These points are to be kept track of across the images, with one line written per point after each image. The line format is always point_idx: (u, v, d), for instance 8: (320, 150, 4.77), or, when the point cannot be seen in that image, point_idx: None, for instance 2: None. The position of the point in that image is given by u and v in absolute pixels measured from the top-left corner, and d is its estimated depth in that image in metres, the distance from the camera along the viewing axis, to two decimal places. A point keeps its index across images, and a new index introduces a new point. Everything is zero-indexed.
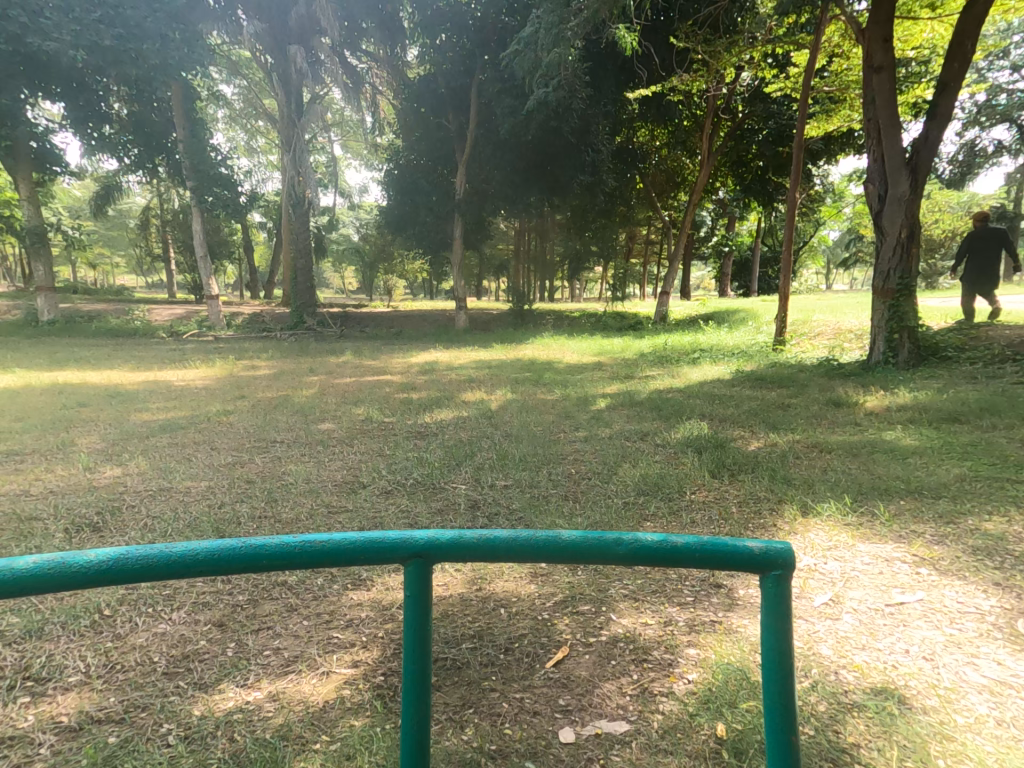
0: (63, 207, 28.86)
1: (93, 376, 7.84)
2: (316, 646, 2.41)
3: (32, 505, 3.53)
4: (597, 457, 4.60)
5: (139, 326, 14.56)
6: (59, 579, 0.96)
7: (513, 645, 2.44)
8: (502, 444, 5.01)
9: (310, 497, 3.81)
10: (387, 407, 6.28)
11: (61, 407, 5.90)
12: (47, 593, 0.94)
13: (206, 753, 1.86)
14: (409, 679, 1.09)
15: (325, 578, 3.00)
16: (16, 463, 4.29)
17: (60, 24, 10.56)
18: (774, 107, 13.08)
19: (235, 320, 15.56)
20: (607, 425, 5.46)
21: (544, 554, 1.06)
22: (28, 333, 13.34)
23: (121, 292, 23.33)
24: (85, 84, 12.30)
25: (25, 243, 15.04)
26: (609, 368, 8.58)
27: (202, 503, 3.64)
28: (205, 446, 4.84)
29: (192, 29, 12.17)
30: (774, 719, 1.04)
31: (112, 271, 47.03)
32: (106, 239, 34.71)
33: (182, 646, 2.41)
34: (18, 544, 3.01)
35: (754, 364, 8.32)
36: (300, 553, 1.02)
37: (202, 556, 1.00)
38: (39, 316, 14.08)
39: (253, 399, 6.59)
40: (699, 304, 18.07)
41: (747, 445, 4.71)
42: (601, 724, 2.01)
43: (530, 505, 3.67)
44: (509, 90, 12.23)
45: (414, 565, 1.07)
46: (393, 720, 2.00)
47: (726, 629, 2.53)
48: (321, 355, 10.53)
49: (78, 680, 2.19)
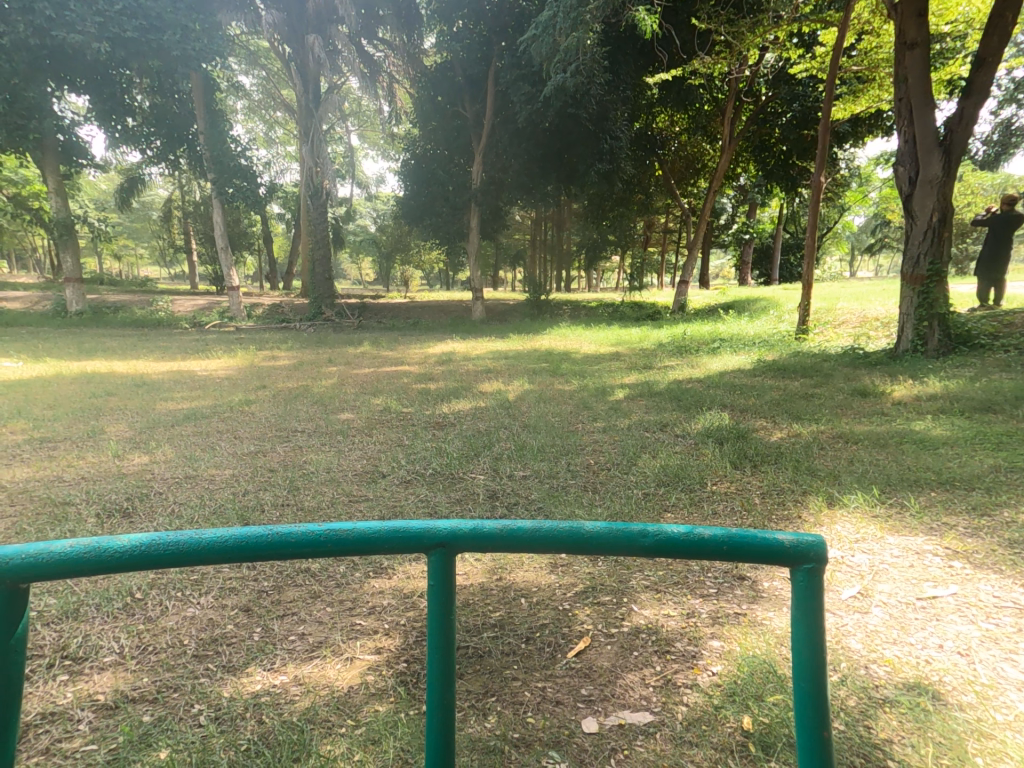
0: (92, 201, 29.57)
1: (119, 366, 7.95)
2: (339, 633, 2.44)
3: (65, 491, 3.61)
4: (616, 447, 4.60)
5: (163, 316, 14.78)
6: (92, 564, 0.97)
7: (534, 635, 2.45)
8: (519, 435, 5.01)
9: (331, 486, 3.88)
10: (405, 398, 6.31)
11: (90, 396, 6.01)
12: (76, 576, 0.96)
13: (236, 734, 1.91)
14: (433, 672, 1.08)
15: (347, 566, 3.05)
16: (49, 449, 4.41)
17: (84, 17, 10.81)
18: (799, 88, 12.67)
19: (256, 312, 15.75)
20: (626, 416, 5.44)
21: (567, 546, 1.05)
22: (57, 324, 13.65)
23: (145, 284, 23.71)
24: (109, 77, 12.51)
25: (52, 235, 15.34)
26: (627, 359, 8.45)
27: (226, 491, 3.72)
28: (228, 435, 4.90)
29: (211, 19, 12.22)
30: (805, 716, 1.02)
31: (137, 265, 48.61)
32: (132, 231, 35.32)
33: (211, 629, 2.46)
34: (52, 528, 3.09)
35: (776, 354, 8.12)
36: (325, 542, 1.04)
37: (230, 544, 1.00)
38: (68, 307, 14.41)
39: (274, 389, 6.64)
40: (718, 294, 17.73)
41: (770, 435, 4.64)
42: (624, 715, 2.00)
43: (549, 496, 3.70)
44: (526, 77, 12.04)
45: (437, 555, 1.07)
46: (417, 707, 2.03)
47: (751, 622, 2.50)
48: (339, 345, 10.59)
49: (113, 660, 2.26)
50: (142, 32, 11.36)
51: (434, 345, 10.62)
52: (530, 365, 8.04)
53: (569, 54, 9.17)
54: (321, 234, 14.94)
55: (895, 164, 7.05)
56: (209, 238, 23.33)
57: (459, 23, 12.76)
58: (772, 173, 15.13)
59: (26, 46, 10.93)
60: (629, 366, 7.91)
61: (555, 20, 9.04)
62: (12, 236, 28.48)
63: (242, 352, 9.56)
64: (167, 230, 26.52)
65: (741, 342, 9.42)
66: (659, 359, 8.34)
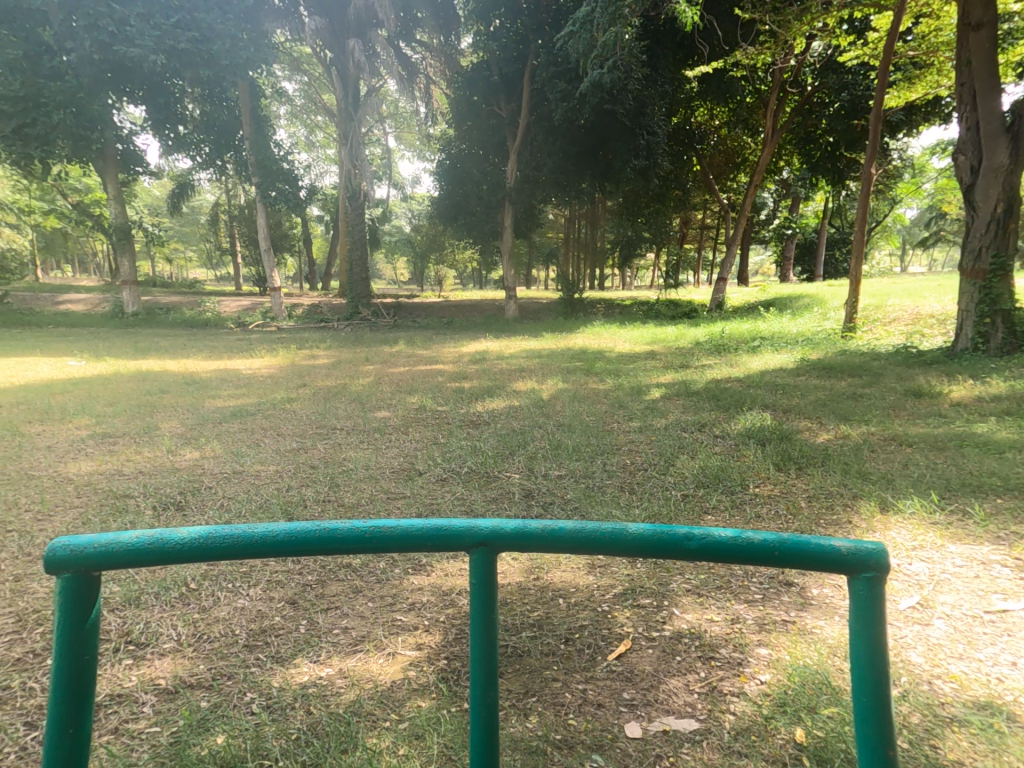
0: (145, 207, 30.98)
1: (172, 365, 8.31)
2: (381, 628, 2.48)
3: (124, 484, 3.80)
4: (652, 447, 4.52)
5: (210, 316, 15.38)
6: (154, 555, 1.01)
7: (573, 636, 2.43)
8: (554, 434, 4.98)
9: (369, 483, 3.95)
10: (440, 396, 6.35)
11: (145, 394, 6.29)
12: (140, 567, 1.00)
13: (286, 723, 1.96)
14: (477, 670, 1.08)
15: (387, 562, 3.09)
16: (110, 443, 4.64)
17: (142, 31, 11.36)
18: (848, 77, 12.14)
19: (297, 312, 16.15)
20: (662, 415, 5.33)
21: (610, 547, 1.04)
22: (117, 325, 14.36)
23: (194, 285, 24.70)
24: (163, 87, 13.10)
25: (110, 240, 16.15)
26: (663, 358, 8.28)
27: (271, 486, 3.84)
28: (271, 432, 5.05)
29: (259, 28, 12.67)
30: (867, 729, 0.96)
31: (186, 267, 50.62)
32: (182, 235, 36.92)
33: (260, 620, 2.54)
34: (114, 519, 3.26)
35: (822, 353, 7.81)
36: (369, 538, 1.05)
37: (282, 537, 1.03)
38: (125, 308, 15.10)
39: (314, 387, 6.81)
40: (758, 290, 17.22)
41: (815, 437, 4.46)
42: (668, 722, 1.96)
43: (585, 496, 3.67)
44: (563, 74, 11.95)
45: (479, 554, 1.08)
46: (457, 704, 2.05)
47: (800, 630, 2.41)
48: (376, 345, 10.78)
49: (172, 646, 2.36)
50: (195, 43, 11.84)
51: (467, 344, 10.68)
52: (564, 364, 7.98)
53: (607, 49, 9.06)
54: (358, 235, 15.23)
55: (955, 153, 6.69)
56: (253, 241, 24.12)
57: (496, 23, 12.74)
58: (818, 166, 14.59)
59: (91, 61, 11.66)
60: (665, 365, 7.76)
61: (594, 14, 8.93)
62: (75, 242, 30.22)
63: (284, 351, 9.84)
64: (214, 234, 27.57)
65: (783, 341, 9.11)
66: (696, 358, 8.16)
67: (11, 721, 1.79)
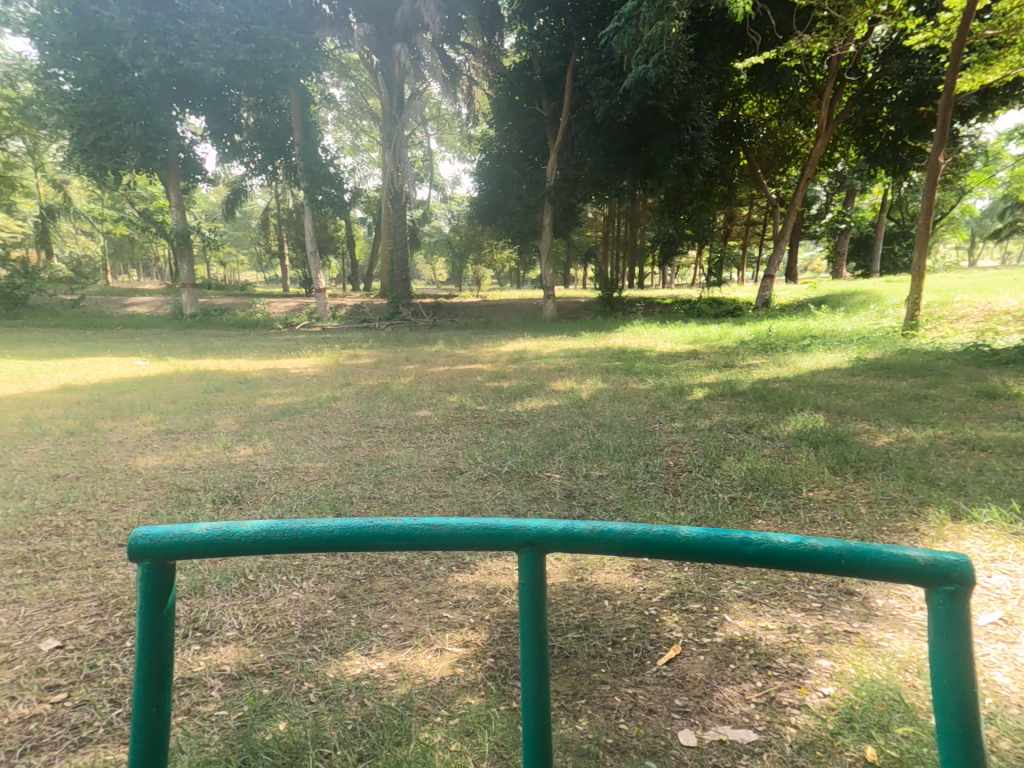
0: (200, 213, 32.44)
1: (226, 364, 8.66)
2: (428, 624, 2.51)
3: (186, 478, 3.98)
4: (696, 449, 4.41)
5: (260, 317, 15.97)
6: (220, 547, 1.04)
7: (621, 639, 2.39)
8: (594, 434, 4.93)
9: (413, 481, 4.01)
10: (479, 396, 6.38)
11: (202, 392, 6.57)
12: (207, 559, 1.03)
13: (342, 713, 2.00)
14: (528, 668, 1.08)
15: (431, 559, 3.12)
16: (172, 439, 4.87)
17: (206, 45, 12.20)
18: (915, 61, 11.49)
19: (341, 312, 16.56)
20: (706, 416, 5.20)
21: (662, 551, 1.00)
22: (177, 326, 15.11)
23: (244, 287, 25.70)
24: (222, 96, 13.71)
25: (169, 244, 16.97)
26: (707, 357, 8.07)
27: (319, 482, 3.95)
28: (318, 430, 5.20)
29: (310, 37, 12.98)
30: (953, 754, 0.89)
31: (238, 269, 52.82)
32: (234, 238, 38.49)
33: (314, 612, 2.61)
34: (178, 511, 3.42)
35: (879, 352, 7.45)
36: (419, 536, 1.05)
37: (336, 534, 1.04)
38: (183, 310, 15.88)
39: (357, 386, 6.98)
40: (808, 288, 16.59)
41: (874, 440, 4.26)
42: (725, 731, 1.90)
43: (628, 497, 3.61)
44: (606, 71, 11.82)
45: (527, 554, 1.06)
46: (507, 703, 2.04)
47: (865, 642, 2.30)
48: (415, 344, 10.93)
49: (235, 634, 2.45)
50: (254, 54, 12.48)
51: (505, 343, 10.70)
52: (603, 364, 7.89)
53: (652, 43, 8.90)
54: (400, 236, 15.48)
55: None
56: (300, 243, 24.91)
57: (540, 21, 12.74)
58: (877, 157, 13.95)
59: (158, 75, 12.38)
60: (709, 364, 7.57)
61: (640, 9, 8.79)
62: (138, 247, 31.92)
63: (329, 351, 10.11)
64: (263, 237, 28.61)
65: (836, 339, 8.75)
66: (741, 358, 7.92)
67: (98, 698, 1.91)
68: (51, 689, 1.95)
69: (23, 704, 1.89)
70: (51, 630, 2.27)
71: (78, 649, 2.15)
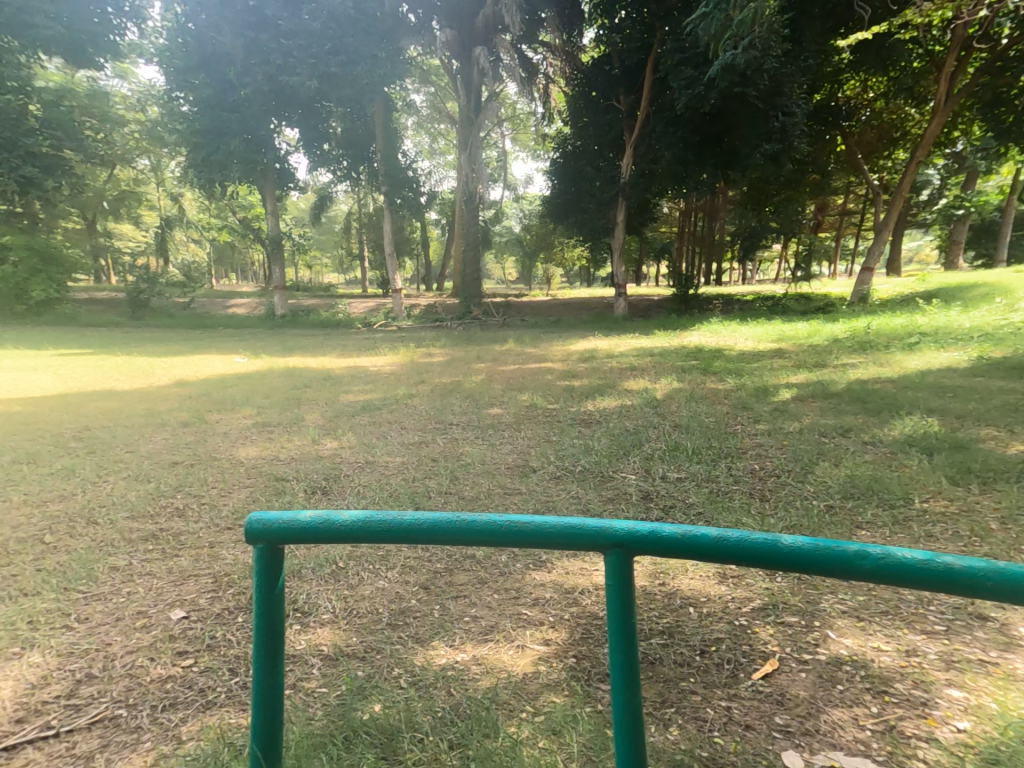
0: (291, 220, 34.75)
1: (314, 362, 9.20)
2: (508, 619, 2.49)
3: (282, 468, 4.25)
4: (784, 453, 4.12)
5: (342, 316, 16.88)
6: (320, 536, 1.12)
7: (710, 649, 2.25)
8: (670, 435, 4.74)
9: (486, 477, 4.04)
10: (550, 395, 6.34)
11: (291, 388, 7.01)
12: (311, 545, 1.11)
13: (432, 701, 2.02)
14: (618, 667, 1.06)
15: (508, 556, 3.11)
16: (268, 431, 5.23)
17: (302, 61, 13.08)
18: None
19: (416, 311, 17.15)
20: (794, 419, 4.85)
21: (762, 561, 0.93)
22: (271, 324, 16.35)
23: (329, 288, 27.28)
24: (314, 110, 14.37)
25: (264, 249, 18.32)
26: (794, 357, 7.54)
27: (399, 476, 4.07)
28: (396, 426, 5.38)
29: (394, 45, 13.62)
30: None
31: (323, 272, 56.22)
32: (320, 243, 40.96)
33: (399, 601, 2.68)
34: (275, 499, 3.66)
35: (1006, 350, 6.62)
36: (504, 531, 1.06)
37: (423, 527, 1.08)
38: (276, 311, 17.13)
39: (432, 384, 7.17)
40: (916, 281, 15.15)
41: (1006, 448, 3.77)
42: (836, 757, 1.73)
43: (710, 501, 3.43)
44: (689, 61, 11.39)
45: (614, 555, 1.02)
46: (593, 704, 1.98)
47: (1008, 676, 2.02)
48: (486, 343, 11.05)
49: (330, 618, 2.56)
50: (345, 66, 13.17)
51: (575, 342, 10.59)
52: (678, 363, 7.59)
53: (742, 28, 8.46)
54: (473, 237, 15.80)
55: None
56: (380, 246, 26.08)
57: (622, 14, 12.76)
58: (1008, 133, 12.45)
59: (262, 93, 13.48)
60: (797, 364, 7.07)
61: None
62: (238, 253, 34.73)
63: (405, 350, 10.46)
64: (346, 240, 30.23)
65: (950, 337, 7.88)
66: (834, 357, 7.32)
67: (218, 667, 2.08)
68: (181, 655, 2.14)
69: (161, 665, 2.09)
70: (178, 601, 2.49)
71: (200, 621, 2.35)
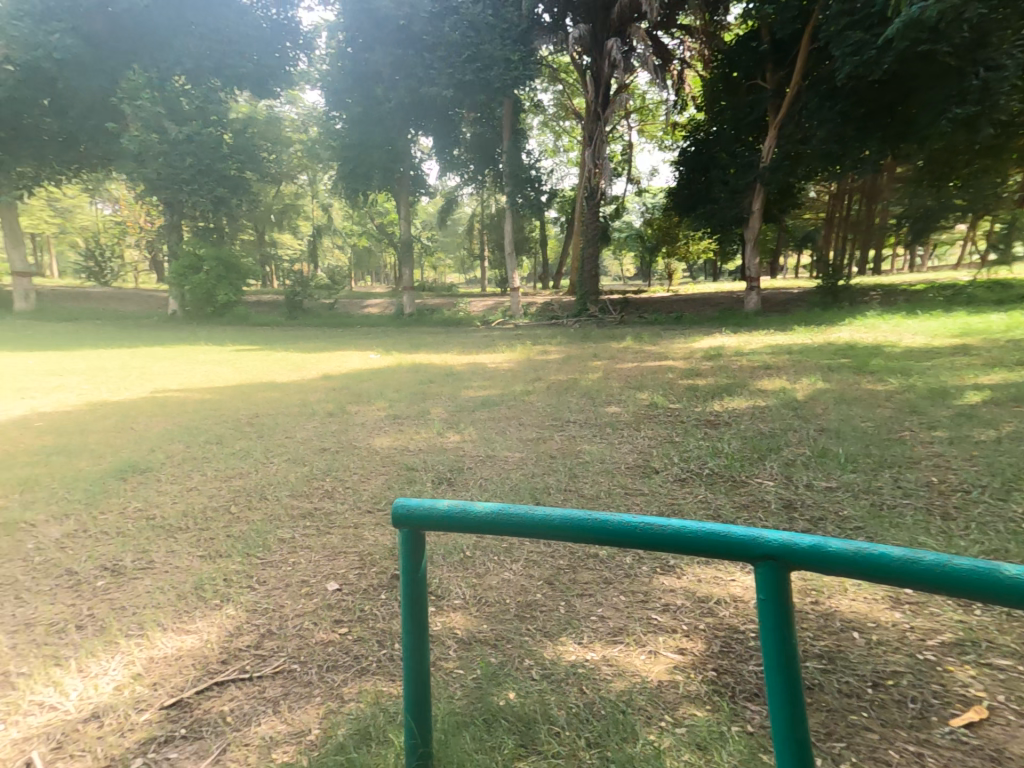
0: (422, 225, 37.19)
1: (437, 359, 9.74)
2: (638, 623, 2.35)
3: (411, 458, 4.51)
4: (972, 466, 3.44)
5: (462, 315, 17.77)
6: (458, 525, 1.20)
7: (885, 682, 1.91)
8: (817, 440, 4.21)
9: (606, 476, 3.91)
10: (671, 394, 6.02)
11: (417, 383, 7.47)
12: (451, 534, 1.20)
13: (565, 696, 1.96)
14: (772, 681, 1.02)
15: (633, 558, 2.95)
16: (398, 423, 5.60)
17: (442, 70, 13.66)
18: None
19: (532, 309, 17.47)
20: (985, 427, 4.04)
21: (954, 589, 0.84)
22: (402, 322, 17.74)
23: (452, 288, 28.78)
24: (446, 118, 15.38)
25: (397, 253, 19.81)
26: (981, 355, 6.31)
27: (519, 471, 4.10)
28: (514, 422, 5.45)
29: (529, 47, 13.79)
30: None
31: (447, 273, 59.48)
32: (446, 245, 43.30)
33: (525, 594, 2.66)
34: (407, 487, 3.88)
35: None
36: (640, 534, 1.05)
37: (556, 523, 1.12)
38: (405, 310, 18.51)
39: (548, 381, 7.17)
40: None
41: None
42: None
43: (872, 516, 2.97)
44: (858, 24, 10.06)
45: (767, 567, 0.98)
46: (742, 723, 1.78)
47: None
48: (603, 341, 10.85)
49: (461, 603, 2.62)
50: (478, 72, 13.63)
51: (699, 339, 9.98)
52: (823, 363, 6.76)
53: None
54: (592, 233, 15.66)
55: None
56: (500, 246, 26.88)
57: None
58: None
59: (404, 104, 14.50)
60: (984, 364, 5.90)
61: None
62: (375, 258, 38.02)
63: (522, 347, 10.63)
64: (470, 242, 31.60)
65: None
66: None
67: (369, 637, 2.21)
68: (338, 622, 2.32)
69: (323, 629, 2.28)
70: (332, 574, 2.72)
71: (352, 593, 2.54)
